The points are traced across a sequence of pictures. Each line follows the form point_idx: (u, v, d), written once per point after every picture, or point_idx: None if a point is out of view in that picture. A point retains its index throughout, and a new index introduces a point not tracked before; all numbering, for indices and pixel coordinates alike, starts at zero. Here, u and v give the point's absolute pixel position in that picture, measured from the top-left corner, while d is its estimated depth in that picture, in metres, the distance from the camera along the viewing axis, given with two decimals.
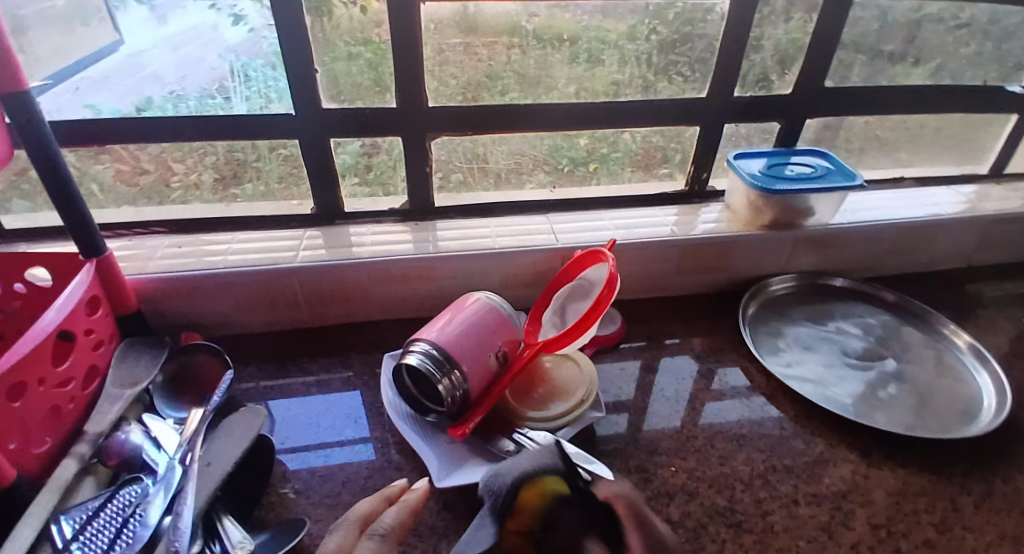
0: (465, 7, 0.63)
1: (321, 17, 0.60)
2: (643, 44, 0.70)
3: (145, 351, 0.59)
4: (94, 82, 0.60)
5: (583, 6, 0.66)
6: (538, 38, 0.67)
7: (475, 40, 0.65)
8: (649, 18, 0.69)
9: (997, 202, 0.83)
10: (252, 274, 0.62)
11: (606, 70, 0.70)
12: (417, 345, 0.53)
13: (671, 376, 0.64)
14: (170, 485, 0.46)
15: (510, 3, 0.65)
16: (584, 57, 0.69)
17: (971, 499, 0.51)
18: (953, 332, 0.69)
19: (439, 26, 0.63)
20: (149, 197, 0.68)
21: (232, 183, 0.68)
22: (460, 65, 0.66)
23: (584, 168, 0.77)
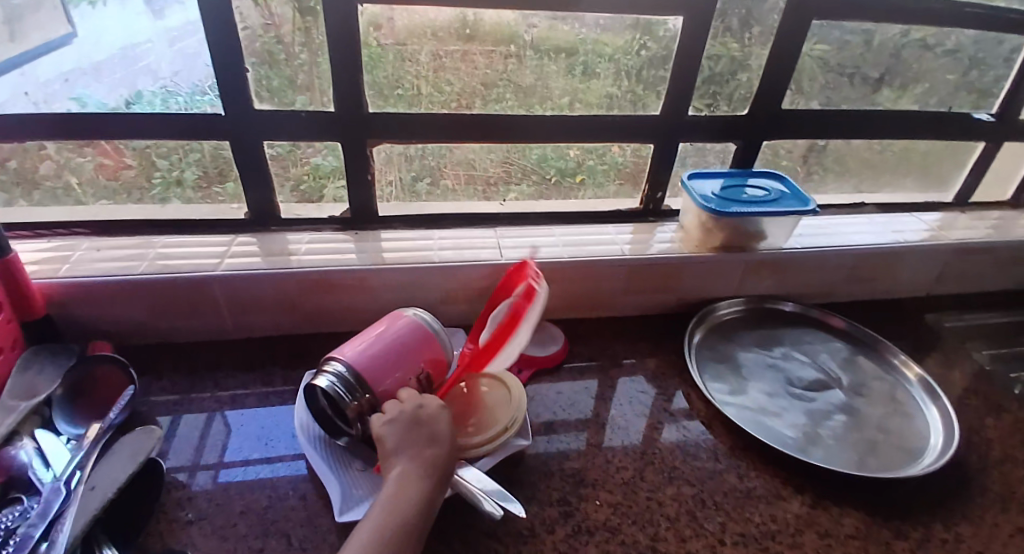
0: (464, 15, 0.61)
1: (314, 18, 0.57)
2: (635, 59, 0.68)
3: (52, 360, 0.56)
4: (84, 75, 0.58)
5: (585, 20, 0.64)
6: (536, 49, 0.65)
7: (473, 47, 0.63)
8: (641, 33, 0.66)
9: (959, 232, 0.81)
10: (173, 280, 0.59)
11: (601, 83, 0.69)
12: (329, 366, 0.50)
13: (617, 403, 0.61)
14: (48, 510, 0.42)
15: (510, 13, 0.62)
16: (579, 70, 0.67)
17: (906, 545, 0.48)
18: (904, 364, 0.67)
19: (413, 30, 0.61)
20: (129, 193, 0.65)
21: (216, 181, 0.66)
22: (457, 72, 0.64)
23: (571, 179, 0.75)
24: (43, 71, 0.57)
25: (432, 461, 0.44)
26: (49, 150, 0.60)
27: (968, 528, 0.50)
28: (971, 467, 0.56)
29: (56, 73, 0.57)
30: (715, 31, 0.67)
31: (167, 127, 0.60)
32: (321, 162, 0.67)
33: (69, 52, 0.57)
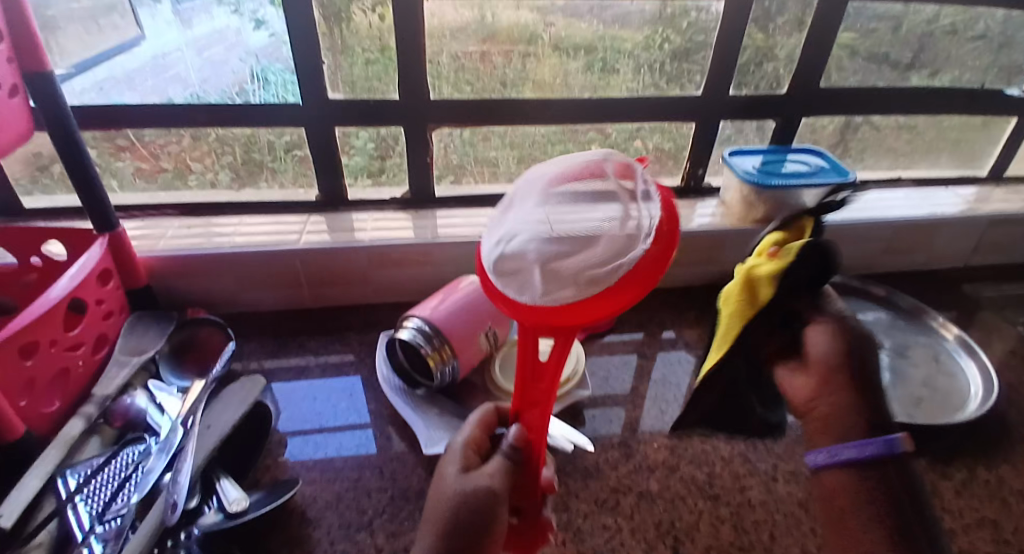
0: (482, 17, 0.66)
1: (341, 23, 0.62)
2: (657, 53, 0.72)
3: (153, 323, 0.62)
4: (118, 82, 0.64)
5: (599, 16, 0.69)
6: (555, 47, 0.69)
7: (491, 48, 0.68)
8: (663, 27, 0.70)
9: (994, 204, 0.83)
10: (258, 254, 0.65)
11: (620, 78, 0.72)
12: (410, 321, 0.56)
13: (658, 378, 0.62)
14: (170, 445, 0.47)
15: (528, 14, 0.67)
16: (598, 67, 0.71)
17: (951, 485, 0.51)
18: (942, 325, 0.69)
19: (436, 32, 0.65)
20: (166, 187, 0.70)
21: (248, 183, 0.71)
22: (476, 72, 0.68)
23: None
24: (80, 82, 0.62)
25: (473, 500, 0.34)
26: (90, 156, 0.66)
27: (1009, 471, 0.52)
28: (1012, 419, 0.59)
29: (92, 84, 0.63)
30: (749, 20, 0.70)
31: (242, 114, 0.65)
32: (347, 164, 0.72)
33: (104, 64, 0.64)
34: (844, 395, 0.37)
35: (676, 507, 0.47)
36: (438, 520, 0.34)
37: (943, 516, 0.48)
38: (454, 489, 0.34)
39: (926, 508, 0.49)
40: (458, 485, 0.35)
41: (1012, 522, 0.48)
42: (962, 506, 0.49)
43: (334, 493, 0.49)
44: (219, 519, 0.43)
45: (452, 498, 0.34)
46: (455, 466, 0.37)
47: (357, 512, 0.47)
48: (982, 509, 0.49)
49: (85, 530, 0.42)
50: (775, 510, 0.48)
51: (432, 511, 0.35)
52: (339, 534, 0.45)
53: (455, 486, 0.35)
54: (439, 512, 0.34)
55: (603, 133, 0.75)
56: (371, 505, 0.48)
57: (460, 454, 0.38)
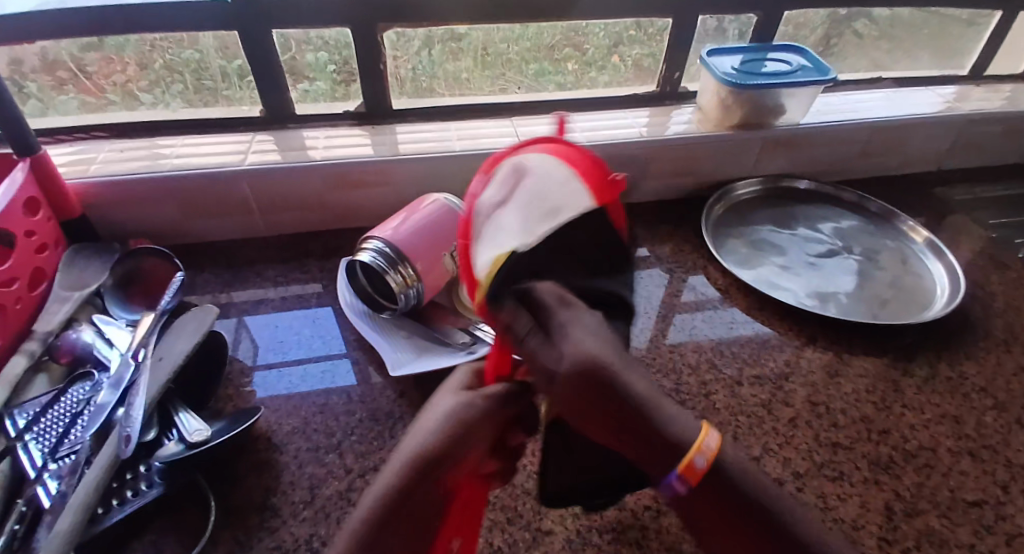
0: None
1: None
2: None
3: (94, 256, 0.57)
4: (54, 4, 0.55)
5: None
6: None
7: None
8: None
9: (974, 102, 0.80)
10: (199, 176, 0.59)
11: None
12: (369, 243, 0.52)
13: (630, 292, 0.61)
14: (121, 380, 0.44)
15: None
16: None
17: (913, 382, 0.52)
18: (911, 228, 0.68)
19: None
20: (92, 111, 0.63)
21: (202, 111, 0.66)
22: None
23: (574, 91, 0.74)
24: (13, 6, 0.54)
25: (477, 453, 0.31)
26: (30, 89, 0.60)
27: (971, 367, 0.54)
28: (975, 317, 0.59)
29: (25, 7, 0.54)
30: None
31: (169, 19, 0.57)
32: (306, 88, 0.66)
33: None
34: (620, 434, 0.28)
35: None
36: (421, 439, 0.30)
37: (905, 412, 0.49)
38: (452, 411, 0.30)
39: (887, 405, 0.50)
40: (445, 415, 0.30)
41: (971, 415, 0.49)
42: (923, 402, 0.50)
43: (300, 419, 0.47)
44: (179, 450, 0.41)
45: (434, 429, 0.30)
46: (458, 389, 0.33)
47: (326, 435, 0.46)
48: (944, 405, 0.50)
49: (38, 468, 0.39)
50: (740, 412, 0.48)
51: (419, 428, 0.30)
52: (307, 457, 0.45)
53: (448, 411, 0.30)
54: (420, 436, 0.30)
55: (580, 49, 0.71)
56: (340, 428, 0.47)
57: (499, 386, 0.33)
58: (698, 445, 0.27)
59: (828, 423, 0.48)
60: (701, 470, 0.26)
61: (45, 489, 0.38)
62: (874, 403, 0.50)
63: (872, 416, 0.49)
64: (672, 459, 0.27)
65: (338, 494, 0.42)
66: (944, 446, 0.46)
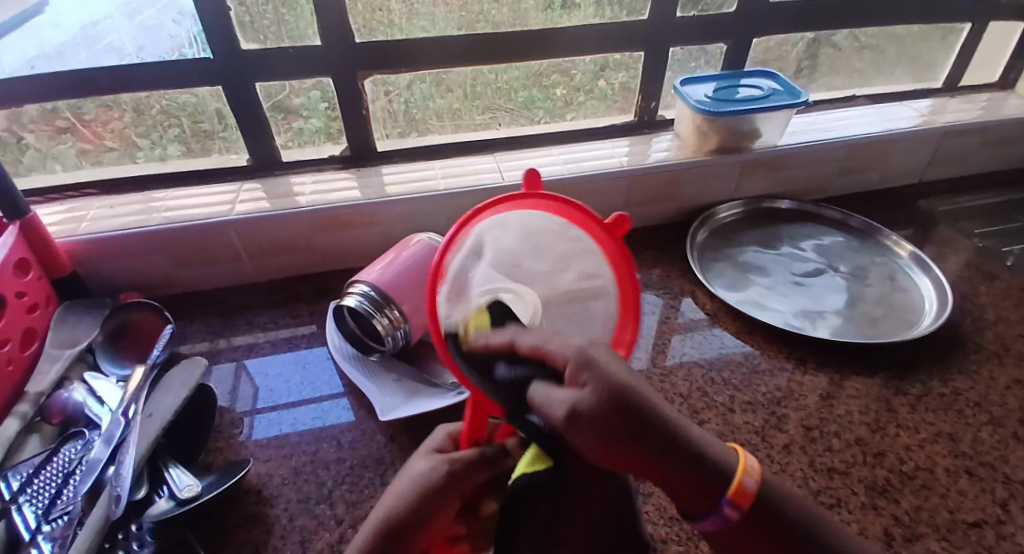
0: None
1: None
2: None
3: (86, 312, 0.57)
4: (49, 59, 0.57)
5: None
6: None
7: None
8: None
9: (951, 114, 0.81)
10: (188, 228, 0.60)
11: (579, 15, 0.68)
12: (356, 287, 0.53)
13: None
14: (112, 436, 0.44)
15: None
16: (557, 4, 0.66)
17: (906, 400, 0.52)
18: (896, 243, 0.69)
19: None
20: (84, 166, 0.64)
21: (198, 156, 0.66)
22: (426, 18, 0.64)
23: (560, 119, 0.75)
24: (8, 61, 0.56)
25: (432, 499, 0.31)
26: (28, 140, 0.61)
27: (964, 383, 0.53)
28: (964, 330, 0.60)
29: (22, 62, 0.57)
30: None
31: (158, 76, 0.59)
32: (300, 128, 0.67)
33: (30, 38, 0.57)
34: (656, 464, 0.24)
35: None
36: (389, 504, 0.32)
37: (899, 433, 0.49)
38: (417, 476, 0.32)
39: (881, 426, 0.49)
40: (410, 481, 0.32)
41: (966, 432, 0.49)
42: (918, 421, 0.50)
43: (290, 469, 0.47)
44: (170, 507, 0.41)
45: (400, 495, 0.32)
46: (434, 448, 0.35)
47: (316, 485, 0.46)
48: (938, 422, 0.50)
49: (32, 530, 0.39)
50: (733, 440, 0.48)
51: (392, 492, 0.33)
52: (298, 509, 0.44)
53: (414, 476, 0.32)
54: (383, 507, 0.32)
55: (567, 76, 0.72)
56: (330, 477, 0.47)
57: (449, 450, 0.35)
58: (744, 468, 0.25)
59: (823, 448, 0.48)
60: (751, 492, 0.25)
61: (39, 552, 0.38)
62: (868, 425, 0.49)
63: (867, 437, 0.48)
64: (719, 485, 0.25)
65: (329, 546, 0.42)
66: (939, 465, 0.46)
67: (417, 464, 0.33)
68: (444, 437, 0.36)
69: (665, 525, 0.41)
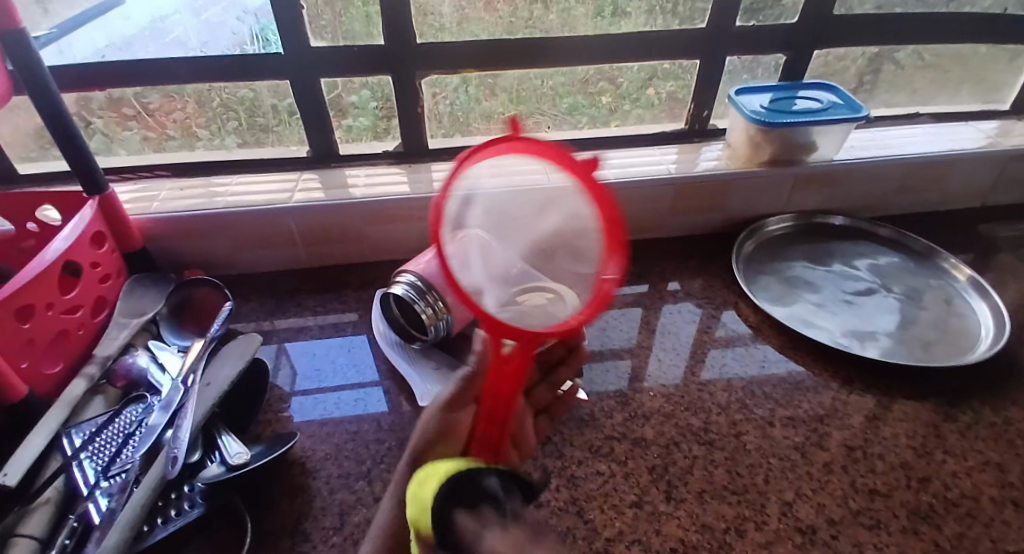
0: None
1: None
2: None
3: (151, 285, 0.61)
4: (118, 49, 0.61)
5: None
6: None
7: None
8: None
9: (1019, 137, 0.78)
10: (249, 212, 0.63)
11: (632, 23, 0.68)
12: (403, 276, 0.54)
13: (662, 327, 0.61)
14: (170, 403, 0.47)
15: None
16: (608, 12, 0.67)
17: (956, 427, 0.50)
18: (953, 266, 0.66)
19: None
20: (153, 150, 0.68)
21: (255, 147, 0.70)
22: (481, 22, 0.65)
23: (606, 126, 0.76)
24: (80, 49, 0.60)
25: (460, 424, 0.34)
26: (96, 125, 0.65)
27: (1020, 414, 0.51)
28: (1023, 359, 0.57)
29: (93, 50, 0.61)
30: None
31: (225, 68, 0.62)
32: (350, 125, 0.69)
33: (102, 29, 0.61)
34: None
35: (671, 452, 0.47)
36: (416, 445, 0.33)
37: (946, 459, 0.47)
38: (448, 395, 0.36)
39: (928, 451, 0.48)
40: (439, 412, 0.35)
41: (1019, 463, 0.47)
42: (967, 448, 0.48)
43: (333, 445, 0.49)
44: (220, 472, 0.43)
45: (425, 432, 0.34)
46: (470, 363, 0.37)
47: (356, 462, 0.48)
48: (988, 451, 0.48)
49: (91, 485, 0.42)
50: (771, 454, 0.47)
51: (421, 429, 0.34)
52: (338, 483, 0.46)
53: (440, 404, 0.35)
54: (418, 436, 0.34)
55: (615, 83, 0.72)
56: (369, 456, 0.48)
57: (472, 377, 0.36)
58: None
59: (865, 468, 0.46)
60: None
61: (96, 506, 0.41)
62: (913, 448, 0.48)
63: (912, 462, 0.47)
64: None
65: (366, 521, 0.43)
66: (986, 495, 0.44)
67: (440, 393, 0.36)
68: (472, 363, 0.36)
69: (696, 531, 0.41)
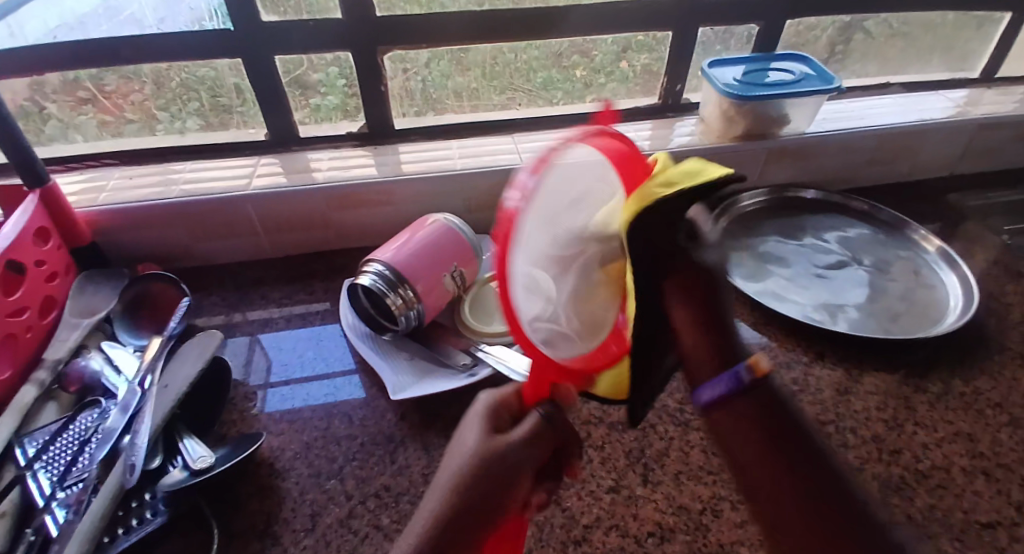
0: None
1: None
2: None
3: (104, 282, 0.58)
4: (70, 29, 0.57)
5: None
6: None
7: None
8: None
9: (987, 106, 0.78)
10: (206, 201, 0.60)
11: None
12: (370, 265, 0.52)
13: None
14: (128, 405, 0.44)
15: None
16: None
17: (926, 398, 0.50)
18: (923, 237, 0.67)
19: None
20: (99, 137, 0.64)
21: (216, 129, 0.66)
22: None
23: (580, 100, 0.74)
24: (32, 30, 0.56)
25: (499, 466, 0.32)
26: (49, 110, 0.61)
27: (986, 382, 0.52)
28: (990, 329, 0.58)
29: (44, 31, 0.57)
30: None
31: (172, 47, 0.58)
32: (317, 104, 0.66)
33: (53, 9, 0.57)
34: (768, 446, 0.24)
35: (647, 434, 0.47)
36: (446, 492, 0.32)
37: (917, 431, 0.48)
38: (474, 452, 0.32)
39: (899, 423, 0.48)
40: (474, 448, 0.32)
41: (986, 433, 0.48)
42: (937, 419, 0.49)
43: (302, 443, 0.48)
44: (184, 477, 0.41)
45: (460, 471, 0.32)
46: (483, 418, 0.34)
47: (327, 460, 0.46)
48: (958, 422, 0.49)
49: (46, 496, 0.40)
50: None
51: (445, 470, 0.33)
52: (309, 483, 0.45)
53: (473, 446, 0.33)
54: (449, 475, 0.32)
55: (588, 56, 0.70)
56: (341, 453, 0.47)
57: (493, 412, 0.34)
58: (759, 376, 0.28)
59: (838, 443, 0.47)
60: None
61: (54, 518, 0.38)
62: (885, 422, 0.48)
63: (883, 434, 0.47)
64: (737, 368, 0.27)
65: (338, 521, 0.42)
66: (956, 465, 0.45)
67: (454, 448, 0.33)
68: (499, 401, 0.35)
69: (673, 513, 0.41)
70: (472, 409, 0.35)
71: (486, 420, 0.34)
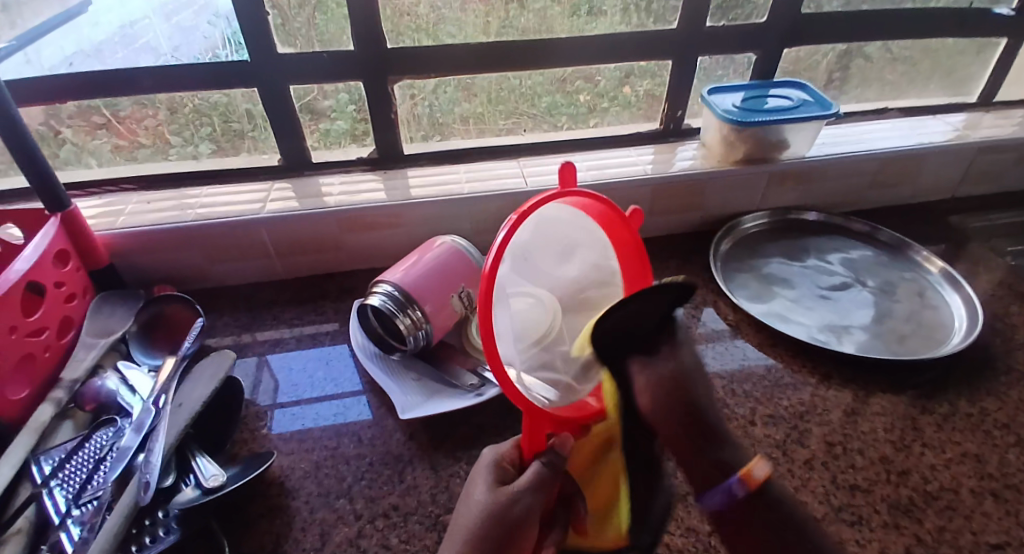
0: None
1: None
2: None
3: (121, 303, 0.59)
4: (87, 56, 0.59)
5: None
6: None
7: None
8: None
9: (986, 129, 0.79)
10: (221, 224, 0.61)
11: (608, 22, 0.68)
12: (380, 286, 0.53)
13: None
14: (142, 425, 0.45)
15: None
16: (584, 11, 0.67)
17: (933, 420, 0.50)
18: (926, 259, 0.67)
19: None
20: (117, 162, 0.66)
21: (230, 154, 0.68)
22: (457, 23, 0.65)
23: (583, 124, 0.76)
24: (49, 58, 0.59)
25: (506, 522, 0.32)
26: (65, 135, 0.63)
27: (993, 403, 0.52)
28: (995, 350, 0.58)
29: (61, 59, 0.59)
30: None
31: (189, 75, 0.60)
32: (327, 129, 0.68)
33: (70, 37, 0.59)
34: (765, 537, 0.25)
35: None
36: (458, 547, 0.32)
37: (924, 452, 0.48)
38: (483, 508, 0.33)
39: (906, 444, 0.48)
40: (482, 503, 0.33)
41: (995, 454, 0.48)
42: (945, 440, 0.49)
43: (312, 463, 0.48)
44: (196, 496, 0.42)
45: (472, 527, 0.33)
46: (490, 472, 0.35)
47: (337, 480, 0.47)
48: (965, 443, 0.49)
49: (62, 513, 0.40)
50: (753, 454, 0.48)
51: (456, 526, 0.33)
52: (318, 502, 0.45)
53: (481, 502, 0.33)
54: (460, 532, 0.33)
55: (592, 82, 0.72)
56: (350, 472, 0.47)
57: (496, 468, 0.36)
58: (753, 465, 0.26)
59: (845, 465, 0.47)
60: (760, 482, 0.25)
61: (69, 535, 0.39)
62: (893, 443, 0.48)
63: (891, 456, 0.48)
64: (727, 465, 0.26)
65: (347, 540, 0.42)
66: (965, 487, 0.45)
67: (463, 505, 0.34)
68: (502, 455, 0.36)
69: (682, 534, 0.41)
70: (478, 464, 0.36)
71: (493, 472, 0.35)
